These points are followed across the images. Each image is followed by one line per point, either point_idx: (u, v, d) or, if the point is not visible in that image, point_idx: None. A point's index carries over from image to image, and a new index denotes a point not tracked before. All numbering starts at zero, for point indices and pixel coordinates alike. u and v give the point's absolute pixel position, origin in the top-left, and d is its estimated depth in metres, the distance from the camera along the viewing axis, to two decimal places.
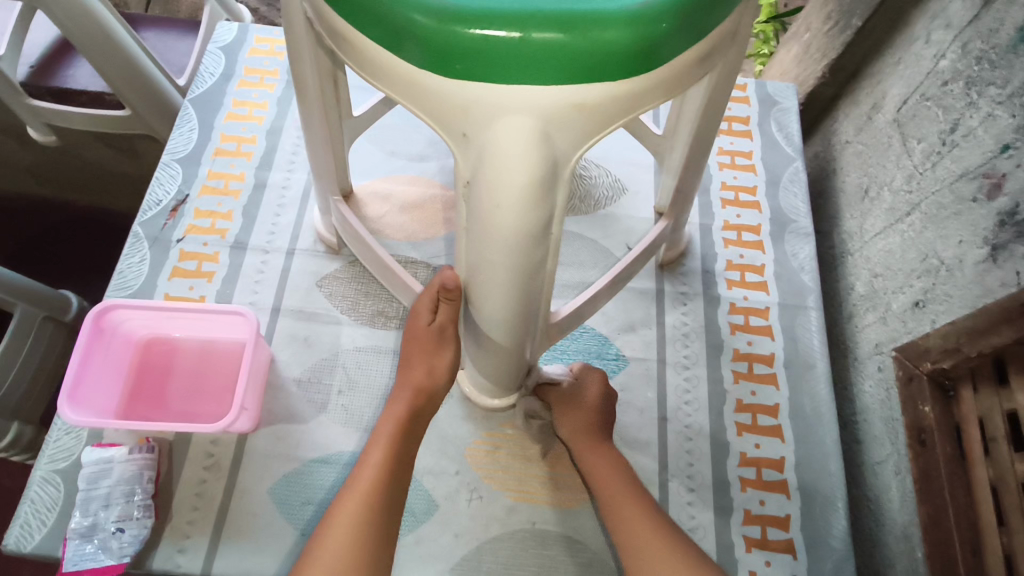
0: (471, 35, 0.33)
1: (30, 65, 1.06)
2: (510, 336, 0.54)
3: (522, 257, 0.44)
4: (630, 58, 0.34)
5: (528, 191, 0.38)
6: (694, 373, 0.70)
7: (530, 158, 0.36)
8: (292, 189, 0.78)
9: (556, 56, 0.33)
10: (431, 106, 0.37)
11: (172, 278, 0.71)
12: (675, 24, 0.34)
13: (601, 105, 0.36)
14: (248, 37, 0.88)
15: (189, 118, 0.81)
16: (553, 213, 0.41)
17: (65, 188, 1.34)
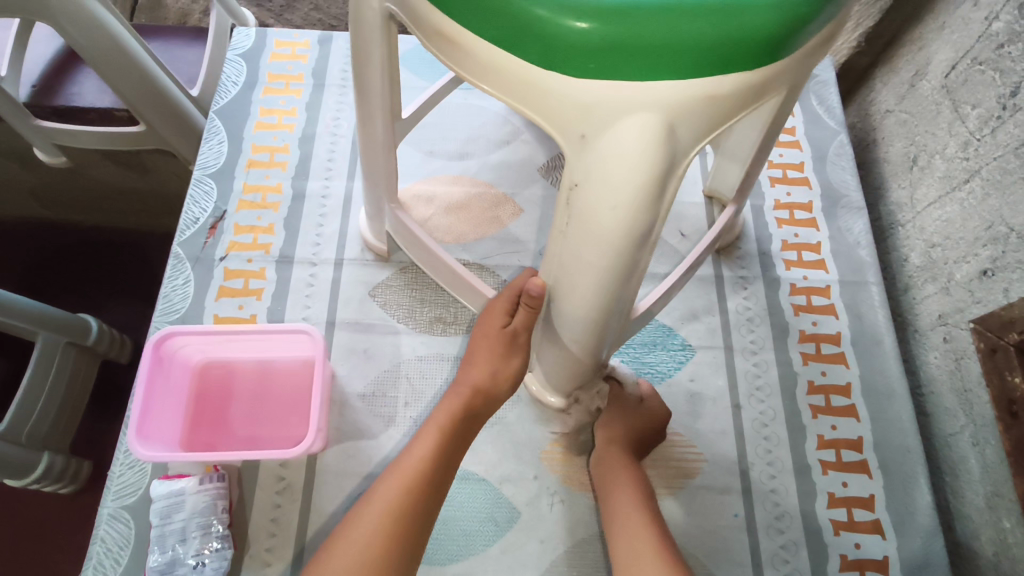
0: (599, 27, 0.31)
1: (32, 84, 1.02)
2: (593, 340, 0.52)
3: (622, 262, 0.42)
4: (767, 45, 0.33)
5: (641, 194, 0.36)
6: (762, 358, 0.69)
7: (648, 157, 0.34)
8: (332, 197, 0.75)
9: (690, 43, 0.32)
10: (543, 105, 0.35)
11: (219, 298, 0.69)
12: (811, 9, 0.33)
13: (725, 97, 0.34)
14: (267, 41, 0.85)
15: (217, 131, 0.78)
16: (660, 216, 0.39)
17: (71, 209, 1.31)
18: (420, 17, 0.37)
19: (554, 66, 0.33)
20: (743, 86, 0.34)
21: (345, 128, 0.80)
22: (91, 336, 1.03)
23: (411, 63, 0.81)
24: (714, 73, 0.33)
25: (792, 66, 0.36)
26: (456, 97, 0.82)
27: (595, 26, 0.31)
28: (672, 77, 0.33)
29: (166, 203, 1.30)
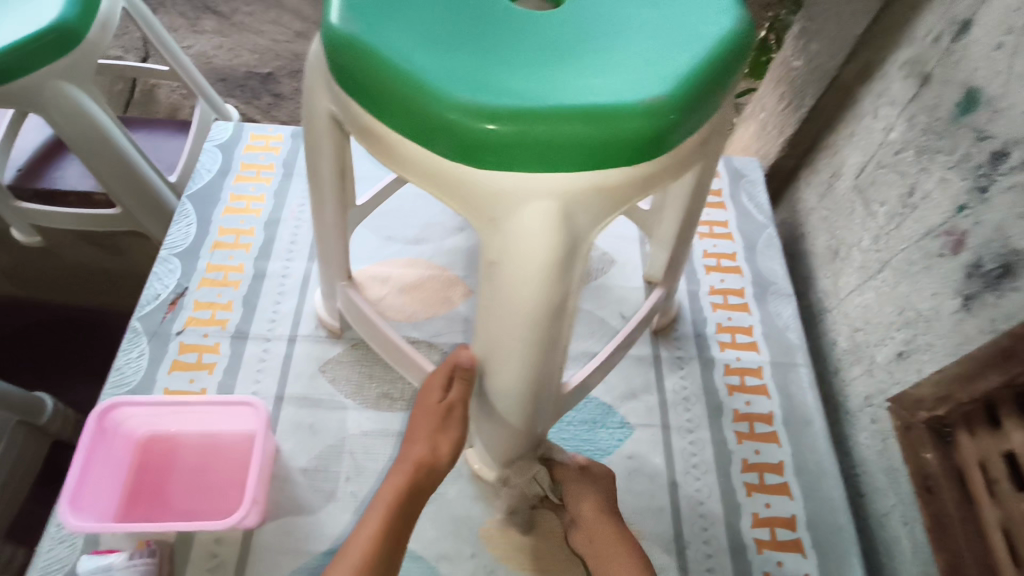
0: (499, 130, 0.36)
1: (18, 168, 1.09)
2: (524, 411, 0.55)
3: (541, 334, 0.45)
4: (646, 145, 0.38)
5: (550, 270, 0.40)
6: (698, 436, 0.71)
7: (553, 238, 0.39)
8: (292, 276, 0.79)
9: (580, 143, 0.36)
10: (461, 193, 0.40)
11: (171, 372, 0.71)
12: (684, 114, 0.38)
13: (617, 186, 0.39)
14: (244, 135, 0.92)
15: (187, 214, 0.83)
16: (572, 291, 0.43)
17: (43, 288, 1.34)
18: (353, 116, 0.42)
19: (465, 161, 0.38)
20: (632, 177, 0.39)
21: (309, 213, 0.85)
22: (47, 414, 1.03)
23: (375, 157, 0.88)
24: (604, 168, 0.38)
25: (678, 160, 0.42)
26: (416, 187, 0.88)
27: (496, 127, 0.36)
28: (566, 169, 0.37)
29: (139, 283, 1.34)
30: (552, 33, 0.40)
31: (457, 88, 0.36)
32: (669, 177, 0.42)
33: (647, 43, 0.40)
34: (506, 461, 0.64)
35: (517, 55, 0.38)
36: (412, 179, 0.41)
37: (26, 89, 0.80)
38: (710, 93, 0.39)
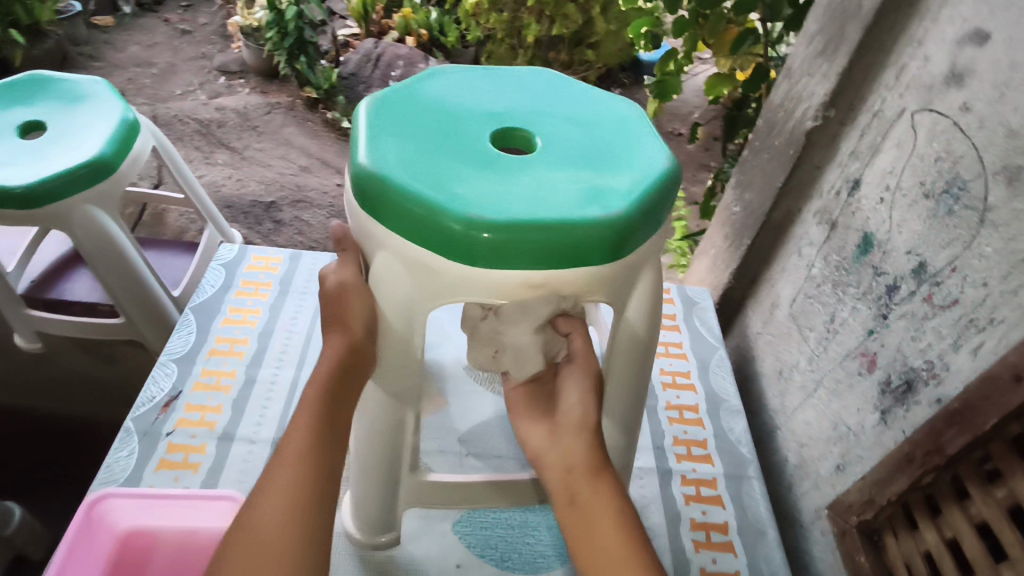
0: (377, 194, 0.53)
1: (32, 278, 1.18)
2: (384, 464, 0.65)
3: (392, 372, 0.60)
4: (464, 246, 0.52)
5: (399, 305, 0.57)
6: (657, 544, 0.75)
7: (403, 278, 0.56)
8: (280, 383, 0.86)
9: (417, 222, 0.52)
10: (359, 230, 0.59)
11: (158, 470, 0.75)
12: (499, 242, 0.51)
13: (455, 274, 0.54)
14: (247, 255, 1.02)
15: (188, 324, 0.91)
16: (413, 335, 0.58)
17: (33, 395, 1.39)
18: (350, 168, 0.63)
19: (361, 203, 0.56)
20: (462, 272, 0.54)
21: (301, 326, 0.93)
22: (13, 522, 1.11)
23: None
24: (435, 249, 0.53)
25: (504, 285, 0.54)
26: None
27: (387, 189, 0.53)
28: (410, 236, 0.53)
29: (127, 393, 1.38)
30: (485, 161, 0.57)
31: (378, 156, 0.55)
32: (502, 296, 0.55)
33: (518, 189, 0.54)
34: (369, 520, 0.70)
35: (429, 155, 0.56)
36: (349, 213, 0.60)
37: (56, 215, 0.91)
38: (534, 246, 0.52)
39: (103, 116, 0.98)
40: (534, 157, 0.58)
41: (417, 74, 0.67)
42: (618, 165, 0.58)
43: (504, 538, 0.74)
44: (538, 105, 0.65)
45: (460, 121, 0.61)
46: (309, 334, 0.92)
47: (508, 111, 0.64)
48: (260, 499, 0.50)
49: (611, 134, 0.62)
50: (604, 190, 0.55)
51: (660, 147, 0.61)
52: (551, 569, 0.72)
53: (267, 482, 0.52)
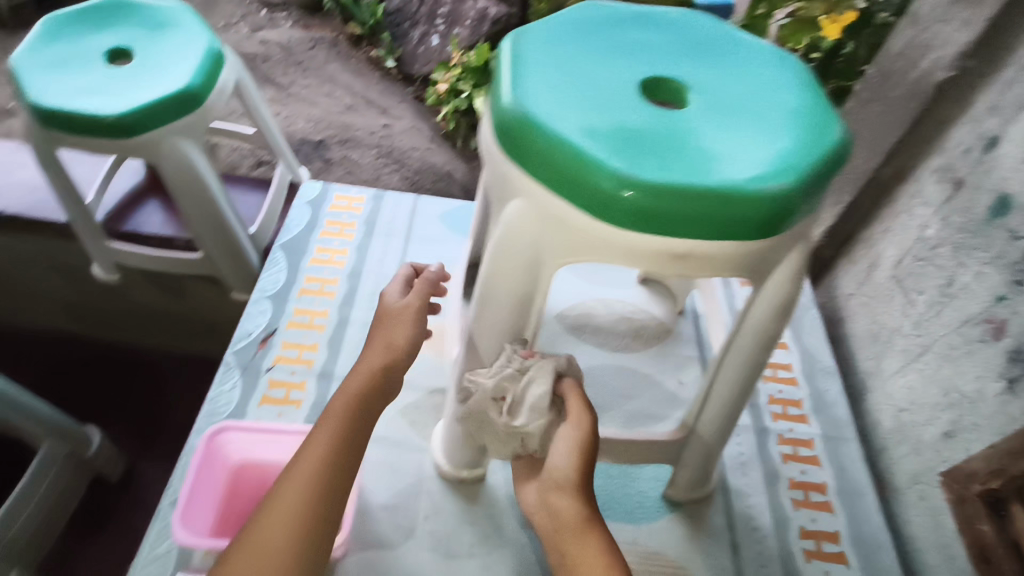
0: (520, 131, 0.47)
1: (107, 210, 1.19)
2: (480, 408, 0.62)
3: (507, 322, 0.54)
4: (609, 207, 0.45)
5: (520, 264, 0.50)
6: (755, 501, 0.75)
7: (528, 229, 0.48)
8: (373, 325, 0.85)
9: (560, 171, 0.45)
10: (492, 171, 0.51)
11: (261, 405, 0.76)
12: (649, 206, 0.44)
13: (590, 232, 0.47)
14: (330, 194, 1.00)
15: (278, 262, 0.90)
16: (533, 292, 0.52)
17: (94, 324, 1.49)
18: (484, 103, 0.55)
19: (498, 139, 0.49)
20: (599, 234, 0.47)
21: (389, 268, 0.91)
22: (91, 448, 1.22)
23: (451, 222, 0.98)
24: (574, 203, 0.46)
25: (640, 253, 0.47)
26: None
27: (524, 133, 0.46)
28: (547, 185, 0.46)
29: (195, 326, 1.44)
30: (638, 110, 0.49)
31: (523, 96, 0.48)
32: (638, 263, 0.48)
33: (674, 147, 0.47)
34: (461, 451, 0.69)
35: (576, 99, 0.49)
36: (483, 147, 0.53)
37: (148, 145, 0.90)
38: (688, 216, 0.45)
39: (188, 45, 0.95)
40: (686, 113, 0.50)
41: (564, 8, 0.59)
42: (784, 134, 0.49)
43: (604, 485, 0.74)
44: (696, 51, 0.56)
45: (610, 64, 0.53)
46: (398, 277, 0.90)
47: (664, 55, 0.55)
48: (276, 498, 0.48)
49: (777, 92, 0.53)
50: (767, 163, 0.47)
51: (831, 116, 0.52)
52: (652, 520, 0.72)
53: (289, 476, 0.50)
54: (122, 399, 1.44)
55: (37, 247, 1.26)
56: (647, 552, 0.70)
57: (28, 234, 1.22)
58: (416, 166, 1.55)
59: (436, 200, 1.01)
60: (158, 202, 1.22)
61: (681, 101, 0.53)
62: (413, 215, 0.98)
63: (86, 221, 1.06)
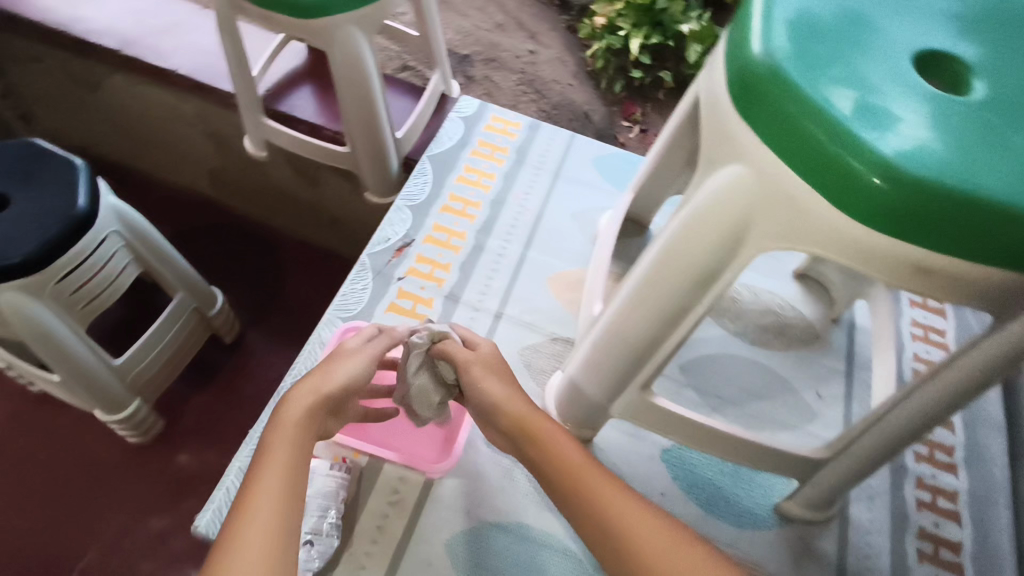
0: (770, 87, 0.40)
1: (266, 87, 1.22)
2: (614, 374, 0.59)
3: (678, 299, 0.48)
4: (859, 197, 0.38)
5: (716, 239, 0.43)
6: (876, 540, 0.68)
7: (738, 204, 0.41)
8: (507, 258, 0.82)
9: (808, 144, 0.38)
10: (712, 126, 0.44)
11: (388, 312, 0.76)
12: (910, 207, 0.37)
13: (819, 218, 0.40)
14: (486, 114, 0.97)
15: (425, 173, 0.89)
16: (719, 273, 0.45)
17: (233, 194, 1.56)
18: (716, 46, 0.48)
19: (733, 91, 0.42)
20: (829, 224, 0.40)
21: (532, 203, 0.88)
22: (214, 309, 1.31)
23: (604, 169, 0.93)
24: (813, 184, 0.39)
25: (873, 257, 0.40)
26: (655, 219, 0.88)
27: (772, 86, 0.39)
28: (786, 157, 0.40)
29: (319, 217, 1.49)
30: (914, 87, 0.41)
31: (781, 45, 0.40)
32: (865, 265, 0.41)
33: (955, 141, 0.39)
34: (574, 408, 0.67)
35: (842, 62, 0.41)
36: (704, 99, 0.46)
37: (324, 30, 0.89)
38: (954, 228, 0.37)
39: None
40: (968, 103, 0.41)
41: None
42: None
43: (714, 481, 0.70)
44: (989, 27, 0.46)
45: (886, 25, 0.44)
46: (540, 214, 0.87)
47: (949, 26, 0.46)
48: (236, 533, 0.44)
49: None
50: None
51: None
52: (757, 529, 0.68)
53: (247, 507, 0.45)
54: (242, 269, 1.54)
55: (197, 110, 1.32)
56: (747, 560, 0.66)
57: (193, 97, 1.27)
58: (554, 101, 1.32)
59: (590, 140, 0.95)
60: (311, 86, 1.23)
61: (958, 89, 0.44)
62: (566, 154, 0.94)
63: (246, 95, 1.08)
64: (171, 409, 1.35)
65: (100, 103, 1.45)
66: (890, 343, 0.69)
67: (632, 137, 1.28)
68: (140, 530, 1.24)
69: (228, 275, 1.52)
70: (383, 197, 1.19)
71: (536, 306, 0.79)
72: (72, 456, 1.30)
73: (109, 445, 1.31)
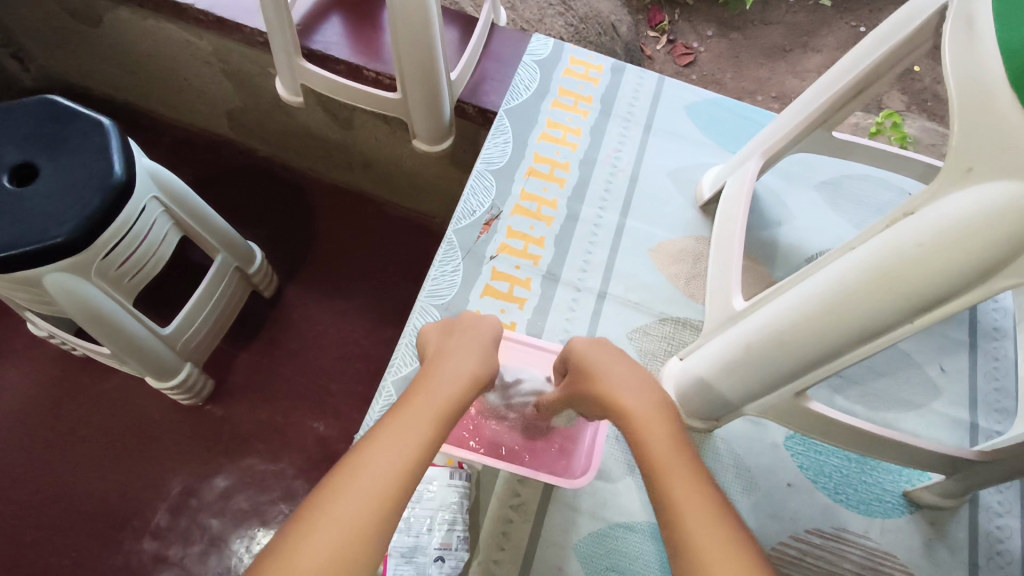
0: None
1: (297, 21, 1.03)
2: (764, 382, 0.53)
3: (880, 318, 0.42)
4: None
5: (964, 266, 0.36)
6: (1007, 523, 0.65)
7: (1008, 229, 0.34)
8: (604, 227, 0.76)
9: None
10: (971, 127, 0.36)
11: (483, 296, 0.71)
12: None
13: None
14: (564, 56, 0.88)
15: (504, 130, 0.81)
16: (949, 297, 0.39)
17: (253, 136, 1.35)
18: (965, 7, 0.39)
19: (1017, 91, 0.33)
20: None
21: (626, 162, 0.80)
22: (253, 266, 1.15)
23: (696, 116, 0.85)
24: None
25: None
26: (765, 178, 0.83)
27: None
28: None
29: (349, 159, 1.27)
30: None
31: None
32: None
33: None
34: (700, 403, 0.62)
35: None
36: (956, 81, 0.38)
37: None
38: None
39: None
40: None
41: None
42: None
43: (841, 469, 0.68)
44: None
45: None
46: (635, 175, 0.80)
47: None
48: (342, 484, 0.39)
49: None
50: None
51: None
52: (888, 517, 0.65)
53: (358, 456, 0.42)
54: (270, 217, 1.32)
55: (214, 47, 1.13)
56: (880, 550, 0.64)
57: (213, 35, 1.10)
58: (580, 12, 1.18)
59: (682, 86, 0.87)
60: (342, 18, 1.04)
61: None
62: (656, 102, 0.85)
63: (280, 35, 0.90)
64: (215, 366, 1.16)
65: (102, 40, 1.25)
66: None
67: (659, 48, 1.20)
68: (203, 489, 1.06)
69: (251, 219, 1.31)
70: (435, 147, 0.93)
71: (641, 282, 0.73)
72: (101, 417, 1.11)
73: (150, 402, 1.12)
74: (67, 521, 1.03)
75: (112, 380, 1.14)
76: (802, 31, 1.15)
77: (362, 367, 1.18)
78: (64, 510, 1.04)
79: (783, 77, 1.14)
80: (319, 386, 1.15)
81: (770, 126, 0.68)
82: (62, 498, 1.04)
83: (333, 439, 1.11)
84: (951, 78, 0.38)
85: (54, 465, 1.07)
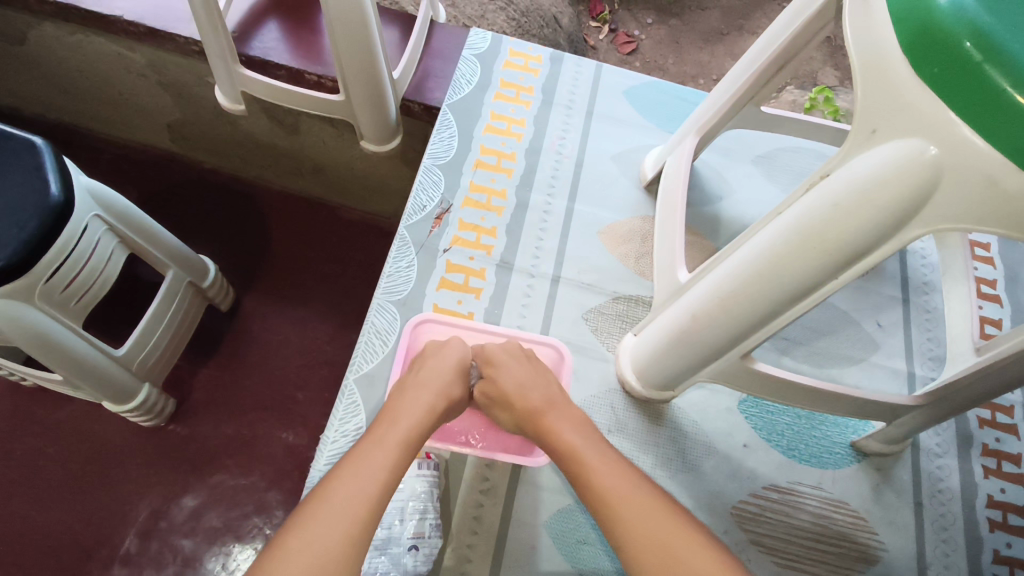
0: (968, 49, 0.33)
1: (233, 28, 1.02)
2: (712, 348, 0.56)
3: (811, 276, 0.44)
4: None
5: (877, 218, 0.39)
6: (945, 462, 0.70)
7: (911, 183, 0.37)
8: (554, 214, 0.78)
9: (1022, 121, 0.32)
10: (873, 93, 0.39)
11: (440, 289, 0.72)
12: None
13: (1009, 194, 0.35)
14: (503, 48, 0.90)
15: (449, 124, 0.82)
16: (868, 251, 0.42)
17: (196, 149, 1.33)
18: None
19: (911, 58, 0.36)
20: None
21: (570, 148, 0.82)
22: (208, 279, 1.13)
23: (635, 100, 0.87)
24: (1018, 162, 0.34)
25: None
26: (704, 156, 0.87)
27: (966, 44, 0.33)
28: (991, 137, 0.34)
29: (299, 165, 1.26)
30: None
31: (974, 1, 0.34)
32: None
33: None
34: (654, 374, 0.64)
35: None
36: (856, 48, 0.40)
37: None
38: None
39: None
40: None
41: None
42: None
43: (791, 426, 0.71)
44: None
45: None
46: (579, 160, 0.82)
47: None
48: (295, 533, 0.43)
49: None
50: None
51: None
52: (839, 467, 0.69)
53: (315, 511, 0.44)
54: (221, 228, 1.29)
55: (149, 59, 1.10)
56: (833, 499, 0.68)
57: (146, 46, 1.07)
58: None
59: (619, 72, 0.89)
60: (280, 22, 1.03)
61: None
62: (596, 88, 0.87)
63: (215, 41, 0.89)
64: (175, 384, 1.14)
65: (28, 59, 1.21)
66: (962, 282, 0.69)
67: (602, 39, 1.22)
68: (172, 510, 1.05)
69: (202, 232, 1.29)
70: (383, 147, 0.93)
71: (592, 264, 0.75)
72: (57, 447, 1.07)
73: (109, 428, 1.10)
74: (30, 558, 1.00)
75: (66, 409, 1.11)
76: (738, 15, 1.23)
77: (328, 372, 1.17)
78: (26, 546, 1.00)
79: (721, 60, 1.19)
80: (284, 396, 1.14)
81: (703, 104, 0.70)
82: (23, 535, 1.01)
83: (304, 448, 1.11)
84: (851, 47, 0.41)
85: (11, 502, 1.03)
